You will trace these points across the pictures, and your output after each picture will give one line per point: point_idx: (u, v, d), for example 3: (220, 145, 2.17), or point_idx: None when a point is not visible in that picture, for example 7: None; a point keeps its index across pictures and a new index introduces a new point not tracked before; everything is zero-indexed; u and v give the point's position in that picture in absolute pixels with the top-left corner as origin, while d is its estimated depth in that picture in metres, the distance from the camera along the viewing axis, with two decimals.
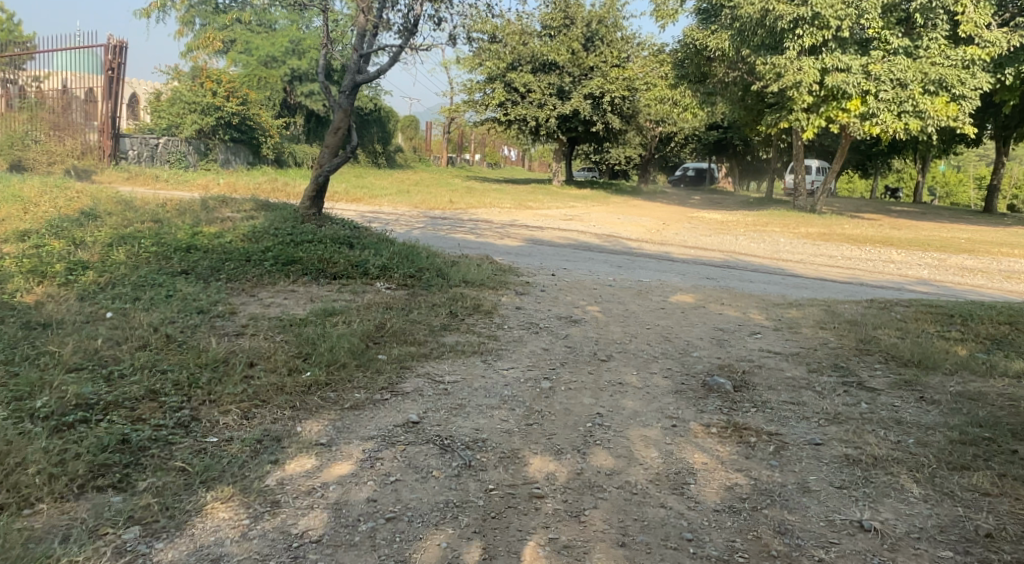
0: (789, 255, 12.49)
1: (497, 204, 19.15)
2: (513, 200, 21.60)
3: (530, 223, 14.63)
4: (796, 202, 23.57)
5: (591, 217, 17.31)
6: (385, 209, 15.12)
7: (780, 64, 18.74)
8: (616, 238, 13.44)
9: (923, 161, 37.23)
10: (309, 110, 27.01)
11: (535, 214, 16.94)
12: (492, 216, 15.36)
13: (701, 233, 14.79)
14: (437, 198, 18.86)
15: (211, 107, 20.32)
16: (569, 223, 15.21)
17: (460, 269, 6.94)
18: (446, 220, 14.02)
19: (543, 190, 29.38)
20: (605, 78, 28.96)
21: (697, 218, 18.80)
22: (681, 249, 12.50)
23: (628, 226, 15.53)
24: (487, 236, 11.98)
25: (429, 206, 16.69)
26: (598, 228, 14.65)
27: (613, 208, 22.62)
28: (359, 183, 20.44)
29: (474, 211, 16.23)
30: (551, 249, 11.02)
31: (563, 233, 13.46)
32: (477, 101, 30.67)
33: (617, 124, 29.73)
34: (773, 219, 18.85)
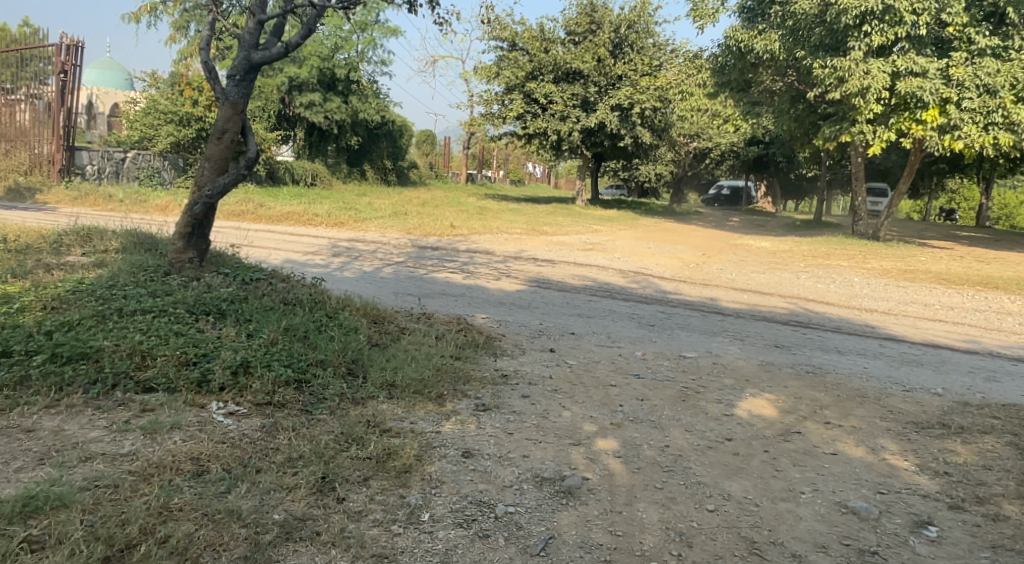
0: (872, 305, 9.77)
1: (507, 228, 16.69)
2: (529, 223, 19.12)
3: (541, 256, 12.07)
4: (854, 227, 20.69)
5: (616, 246, 14.71)
6: (368, 237, 12.71)
7: (842, 67, 16.06)
8: (647, 277, 10.79)
9: (986, 182, 33.92)
10: (311, 122, 24.89)
11: (547, 242, 14.42)
12: (496, 247, 12.83)
13: (751, 270, 12.09)
14: (439, 222, 16.42)
15: (191, 118, 17.85)
16: (589, 256, 12.60)
17: (394, 355, 4.35)
18: (437, 252, 11.53)
19: (565, 211, 26.84)
20: (635, 87, 26.36)
21: (743, 247, 16.05)
22: (730, 294, 9.81)
23: (660, 259, 12.90)
24: (480, 276, 9.42)
25: (425, 233, 14.29)
26: (624, 263, 12.02)
27: (641, 233, 19.99)
28: (355, 204, 18.10)
29: (476, 239, 13.74)
30: (561, 297, 8.40)
31: (580, 271, 10.82)
32: (494, 114, 28.32)
33: (648, 139, 27.08)
34: (833, 250, 16.07)
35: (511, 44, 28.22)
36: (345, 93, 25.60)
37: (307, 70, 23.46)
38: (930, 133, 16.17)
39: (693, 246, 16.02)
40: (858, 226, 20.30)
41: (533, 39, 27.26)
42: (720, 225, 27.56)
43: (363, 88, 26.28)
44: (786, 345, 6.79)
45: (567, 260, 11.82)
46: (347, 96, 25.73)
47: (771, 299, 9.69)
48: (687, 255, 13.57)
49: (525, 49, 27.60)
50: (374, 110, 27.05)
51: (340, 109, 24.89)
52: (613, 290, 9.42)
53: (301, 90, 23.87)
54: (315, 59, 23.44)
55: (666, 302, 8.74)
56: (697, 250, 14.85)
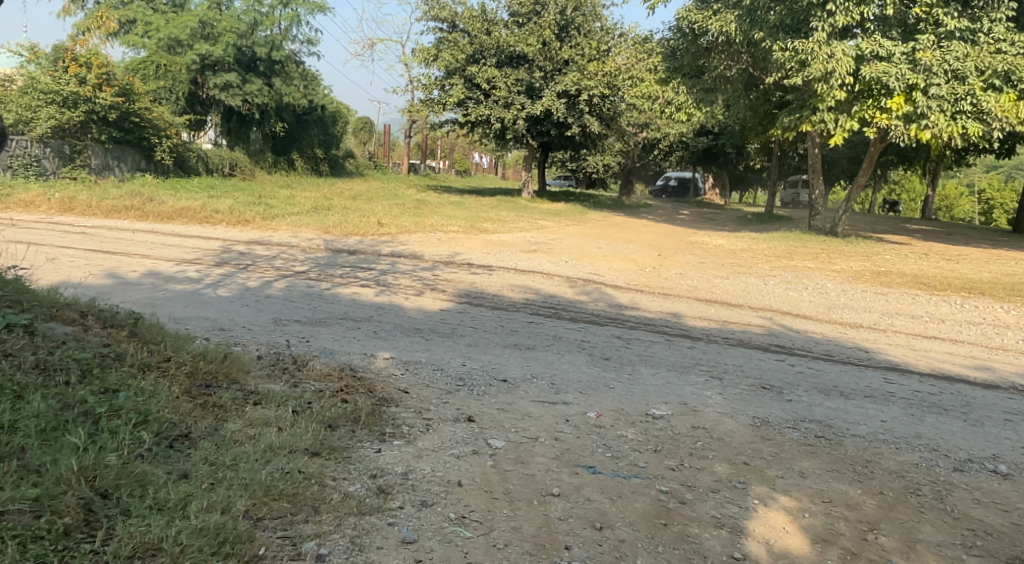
0: (854, 318, 8.43)
1: (442, 224, 15.02)
2: (471, 219, 17.44)
3: (476, 259, 10.44)
4: (811, 222, 19.60)
5: (562, 247, 13.17)
6: (274, 238, 10.87)
7: (803, 50, 14.84)
8: (597, 286, 9.28)
9: (933, 173, 33.58)
10: (228, 105, 22.72)
11: (483, 242, 12.80)
12: (425, 249, 11.15)
13: (713, 275, 10.72)
14: (365, 218, 14.61)
15: (74, 99, 16.12)
16: (531, 259, 11.03)
17: (194, 467, 2.71)
18: (352, 257, 9.78)
19: (509, 205, 25.24)
20: (583, 73, 24.84)
21: (699, 246, 14.74)
22: (693, 307, 8.36)
23: (612, 262, 11.42)
24: (396, 289, 7.72)
25: (346, 232, 12.49)
26: (571, 268, 10.48)
27: (590, 229, 18.54)
28: (271, 198, 16.13)
29: (404, 239, 12.03)
30: (493, 319, 6.80)
31: (518, 279, 9.23)
32: (433, 100, 26.44)
33: (597, 128, 25.55)
34: (795, 248, 14.89)
35: (450, 25, 26.42)
36: (267, 75, 23.45)
37: (221, 48, 21.34)
38: (894, 123, 15.02)
39: (644, 244, 14.65)
40: (816, 221, 19.20)
41: (473, 19, 25.51)
42: (672, 219, 26.35)
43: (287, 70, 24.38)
44: (776, 385, 5.34)
45: (506, 264, 10.24)
46: (270, 78, 23.68)
47: (741, 312, 8.28)
48: (641, 257, 12.13)
49: (466, 30, 25.81)
50: (300, 94, 24.98)
51: (261, 92, 22.96)
52: (557, 305, 7.87)
53: (215, 70, 21.69)
54: (230, 36, 21.43)
55: (620, 321, 7.22)
56: (652, 249, 13.48)
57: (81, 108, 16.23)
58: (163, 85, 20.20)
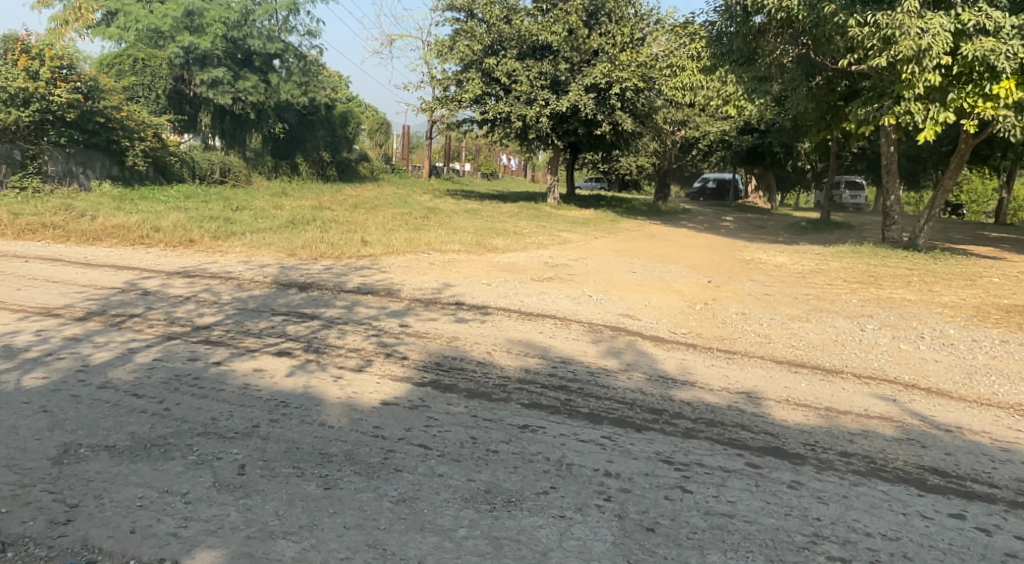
0: (1014, 393, 5.66)
1: (443, 241, 12.55)
2: (481, 233, 14.93)
3: (467, 296, 7.88)
4: (883, 232, 16.67)
5: (585, 271, 10.54)
6: (211, 269, 8.46)
7: (887, 24, 12.03)
8: (632, 339, 6.64)
9: (1008, 173, 29.99)
10: (219, 105, 20.60)
11: (487, 266, 10.24)
12: (407, 281, 8.62)
13: (788, 316, 7.99)
14: (348, 234, 12.17)
15: (24, 97, 13.97)
16: (543, 293, 8.42)
17: None
18: (299, 296, 7.28)
19: (531, 212, 22.71)
20: (614, 63, 22.14)
21: (757, 267, 12.04)
22: (774, 378, 5.67)
23: (650, 296, 8.79)
24: (330, 358, 5.19)
25: (314, 254, 10.05)
26: (596, 309, 7.83)
27: (622, 243, 15.88)
28: (245, 209, 13.85)
29: (384, 266, 9.54)
30: (462, 421, 4.20)
31: (521, 330, 6.62)
32: (448, 97, 24.03)
33: (630, 126, 22.86)
34: (877, 269, 12.05)
35: (467, 14, 23.94)
36: (263, 71, 21.48)
37: (207, 40, 19.17)
38: (1002, 113, 12.07)
39: (687, 265, 11.99)
40: (891, 232, 16.28)
41: (491, 6, 23.01)
42: (715, 227, 23.49)
43: (284, 64, 22.24)
44: None
45: (507, 303, 7.66)
46: (267, 74, 21.67)
47: (846, 387, 5.57)
48: (688, 287, 9.45)
49: (484, 18, 23.34)
50: (300, 91, 22.80)
51: (255, 90, 20.84)
52: (571, 378, 5.26)
53: (203, 66, 19.58)
54: (217, 27, 19.30)
55: (668, 416, 4.58)
56: (701, 274, 10.79)
57: (33, 107, 14.02)
58: (139, 82, 18.14)
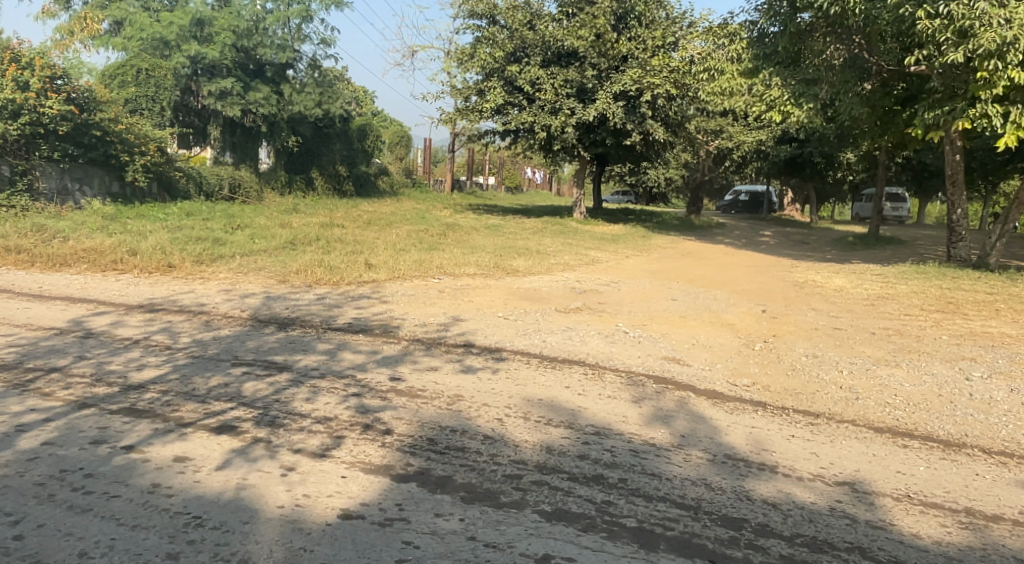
0: None
1: (458, 262, 11.31)
2: (501, 252, 13.66)
3: (479, 336, 6.59)
4: (950, 250, 15.29)
5: (618, 299, 9.21)
6: (181, 301, 7.27)
7: (964, 14, 10.67)
8: (684, 395, 5.32)
9: None
10: (228, 118, 19.68)
11: (507, 294, 8.97)
12: (410, 314, 7.37)
13: (869, 359, 6.62)
14: (352, 255, 10.97)
15: (11, 109, 13.00)
16: (572, 330, 7.11)
17: None
18: (274, 336, 6.03)
19: (556, 228, 21.46)
20: (644, 69, 20.82)
21: (815, 293, 10.63)
22: (880, 459, 4.32)
23: (697, 333, 7.45)
24: (286, 434, 3.90)
25: (308, 280, 8.84)
26: (635, 350, 6.51)
27: (656, 263, 14.50)
28: (244, 228, 12.77)
29: (386, 295, 8.29)
30: (454, 549, 2.90)
31: (544, 382, 5.33)
32: (469, 107, 22.91)
33: (661, 135, 21.51)
34: (956, 297, 10.57)
35: (489, 21, 22.77)
36: (275, 81, 20.55)
37: (214, 48, 18.22)
38: None
39: (732, 289, 10.63)
40: (958, 249, 14.92)
41: (514, 10, 21.86)
42: (754, 243, 21.97)
43: (298, 74, 21.24)
44: None
45: (526, 344, 6.36)
46: (279, 85, 20.73)
47: (978, 473, 4.22)
48: (740, 321, 8.10)
49: (506, 24, 22.18)
50: (315, 103, 21.83)
51: (267, 102, 19.88)
52: (610, 462, 3.94)
53: (211, 77, 18.66)
54: (226, 35, 18.38)
55: (750, 533, 3.26)
56: (752, 302, 9.41)
57: (21, 119, 13.05)
58: (142, 93, 17.37)
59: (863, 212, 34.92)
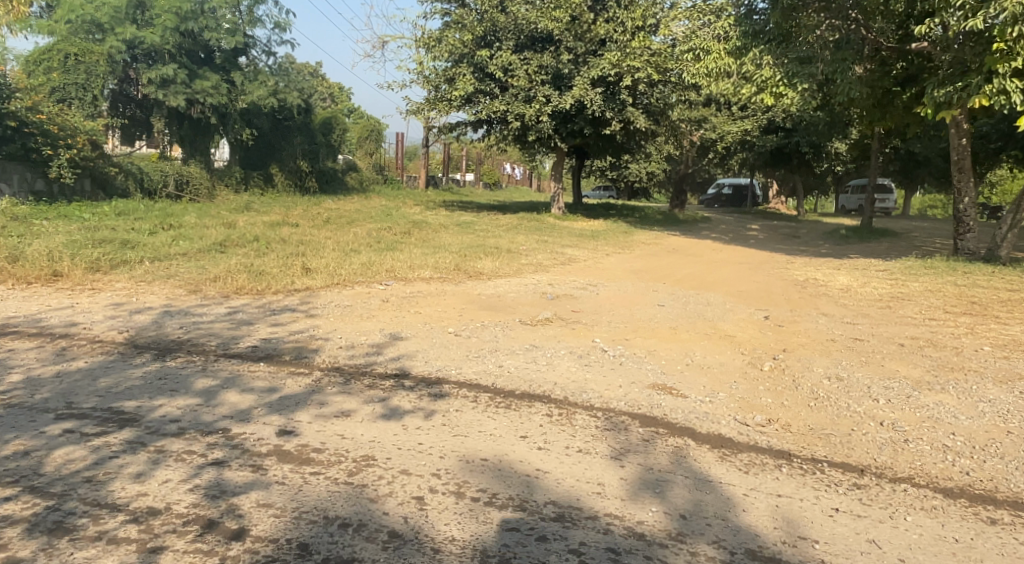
0: None
1: (415, 263, 9.92)
2: (467, 251, 12.26)
3: (420, 361, 5.21)
4: (956, 242, 14.17)
5: (597, 307, 7.87)
6: (48, 320, 5.81)
7: None
8: (684, 444, 4.00)
9: None
10: (172, 109, 18.12)
11: (466, 302, 7.60)
12: (339, 331, 5.97)
13: (905, 382, 5.36)
14: (290, 257, 9.52)
15: None
16: (539, 349, 5.76)
17: None
18: (142, 369, 4.61)
19: (532, 224, 20.13)
20: (624, 52, 19.48)
21: (820, 295, 9.39)
22: (963, 547, 3.05)
23: (693, 349, 6.13)
24: (70, 548, 2.56)
25: (225, 289, 7.40)
26: (617, 377, 5.18)
27: (639, 261, 13.18)
28: (173, 229, 11.27)
29: (317, 307, 6.90)
30: None
31: (497, 428, 3.98)
32: (438, 96, 21.50)
33: (643, 124, 20.22)
34: (979, 297, 9.36)
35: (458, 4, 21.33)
36: (225, 69, 19.13)
37: (153, 32, 16.75)
38: None
39: (725, 292, 9.35)
40: (966, 242, 13.82)
41: None
42: (742, 237, 20.79)
43: (251, 62, 19.88)
44: None
45: (478, 372, 5.00)
46: (229, 73, 19.25)
47: None
48: (741, 333, 6.81)
49: (475, 6, 20.75)
50: (271, 93, 20.33)
51: (216, 91, 18.41)
52: None
53: (151, 63, 17.18)
54: (167, 17, 16.89)
55: None
56: (752, 307, 8.13)
57: None
58: (71, 81, 15.77)
59: (848, 204, 33.99)
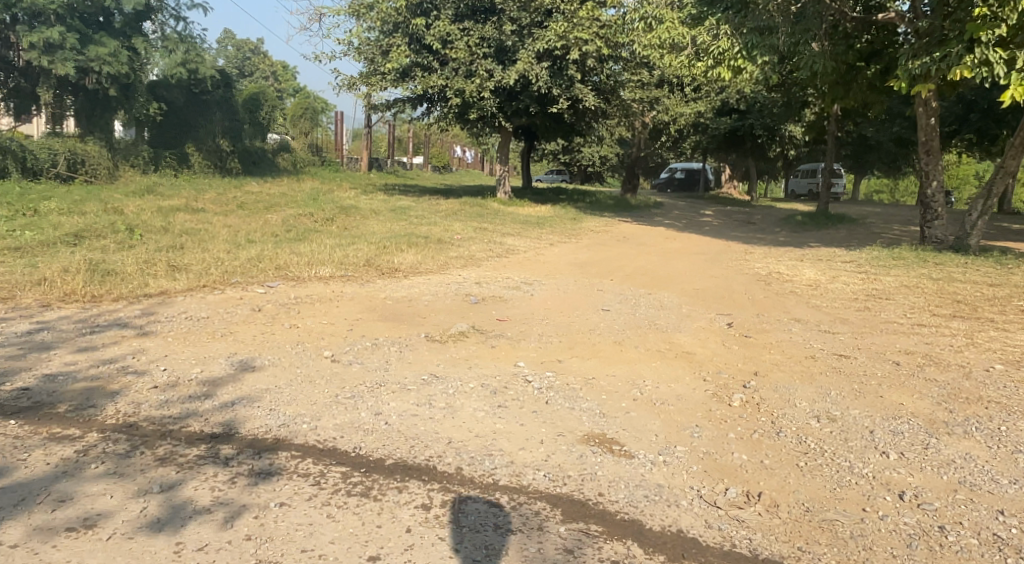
0: None
1: (319, 257, 8.39)
2: (391, 242, 10.70)
3: (263, 407, 3.71)
4: (923, 230, 13.19)
5: (529, 314, 6.46)
6: None
7: None
8: (626, 558, 2.64)
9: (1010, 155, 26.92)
10: (62, 78, 16.05)
11: (364, 310, 6.09)
12: (171, 358, 4.43)
13: (914, 422, 4.10)
14: (163, 251, 7.85)
15: None
16: (439, 381, 4.32)
17: None
18: None
19: (474, 209, 18.65)
20: (571, 21, 17.92)
21: (787, 293, 8.17)
22: None
23: (642, 375, 4.77)
24: None
25: (47, 298, 5.78)
26: (537, 424, 3.78)
27: (586, 252, 11.83)
28: (34, 217, 9.46)
29: (162, 320, 5.33)
30: None
31: (336, 541, 2.55)
32: (372, 69, 19.75)
33: (592, 102, 18.83)
34: (964, 295, 8.26)
35: None
36: (126, 35, 17.16)
37: None
38: None
39: (680, 290, 8.05)
40: (934, 230, 12.86)
41: None
42: (696, 224, 19.70)
43: (156, 28, 18.06)
44: None
45: (340, 426, 3.53)
46: (131, 39, 17.27)
47: None
48: (701, 349, 5.49)
49: None
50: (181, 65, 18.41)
51: (115, 59, 16.47)
52: None
53: (34, 25, 15.22)
54: None
55: None
56: (712, 311, 6.83)
57: None
58: None
59: (799, 190, 33.48)
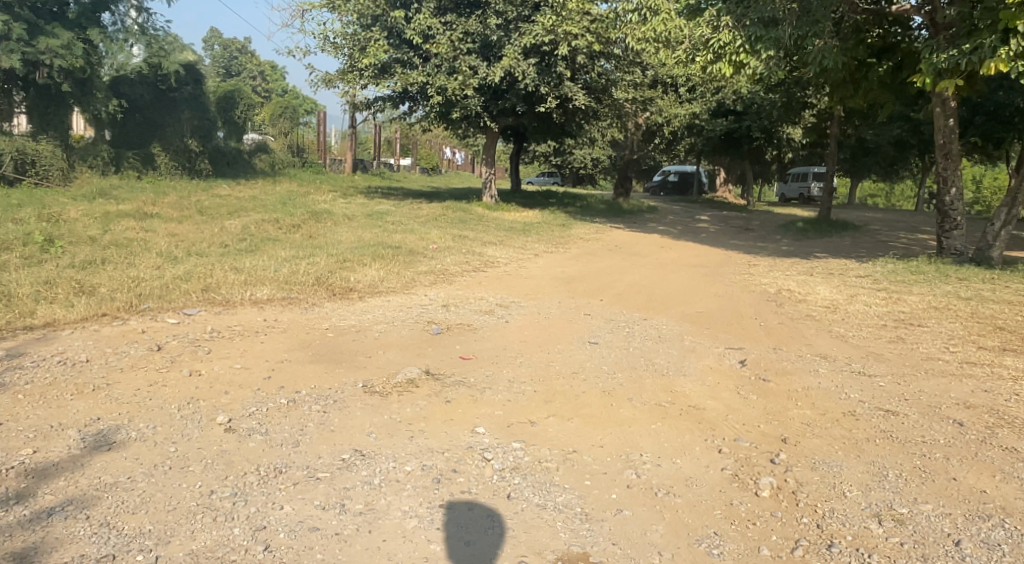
0: None
1: (263, 273, 7.24)
2: (354, 253, 9.55)
3: (93, 522, 2.59)
4: (941, 241, 12.13)
5: (500, 350, 5.34)
6: None
7: None
8: None
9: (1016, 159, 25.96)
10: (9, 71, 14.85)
11: (295, 346, 4.94)
12: (3, 430, 3.28)
13: (1008, 525, 3.00)
14: (72, 269, 6.68)
15: None
16: (365, 463, 3.19)
17: None
18: None
19: (457, 214, 17.52)
20: (560, 15, 16.82)
21: (804, 318, 7.08)
22: None
23: (638, 444, 3.65)
24: None
25: None
26: (493, 542, 2.70)
27: (573, 264, 10.73)
28: None
29: (27, 366, 4.20)
30: None
31: None
32: (349, 65, 18.60)
33: (583, 100, 17.72)
34: (1006, 320, 7.17)
35: None
36: (82, 26, 15.97)
37: None
38: None
39: (679, 315, 6.94)
40: (953, 240, 11.80)
41: None
42: (693, 230, 18.65)
43: (116, 20, 16.93)
44: None
45: (194, 558, 2.46)
46: (88, 31, 16.08)
47: None
48: (711, 402, 4.37)
49: None
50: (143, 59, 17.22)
51: (68, 52, 15.28)
52: None
53: None
54: None
55: None
56: (719, 344, 5.73)
57: None
58: None
59: (789, 195, 32.69)
